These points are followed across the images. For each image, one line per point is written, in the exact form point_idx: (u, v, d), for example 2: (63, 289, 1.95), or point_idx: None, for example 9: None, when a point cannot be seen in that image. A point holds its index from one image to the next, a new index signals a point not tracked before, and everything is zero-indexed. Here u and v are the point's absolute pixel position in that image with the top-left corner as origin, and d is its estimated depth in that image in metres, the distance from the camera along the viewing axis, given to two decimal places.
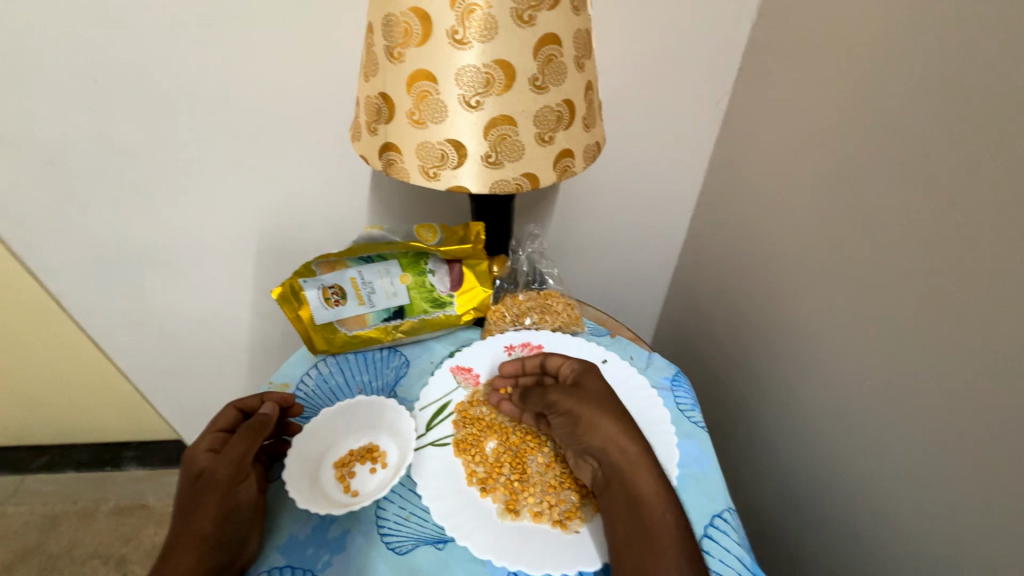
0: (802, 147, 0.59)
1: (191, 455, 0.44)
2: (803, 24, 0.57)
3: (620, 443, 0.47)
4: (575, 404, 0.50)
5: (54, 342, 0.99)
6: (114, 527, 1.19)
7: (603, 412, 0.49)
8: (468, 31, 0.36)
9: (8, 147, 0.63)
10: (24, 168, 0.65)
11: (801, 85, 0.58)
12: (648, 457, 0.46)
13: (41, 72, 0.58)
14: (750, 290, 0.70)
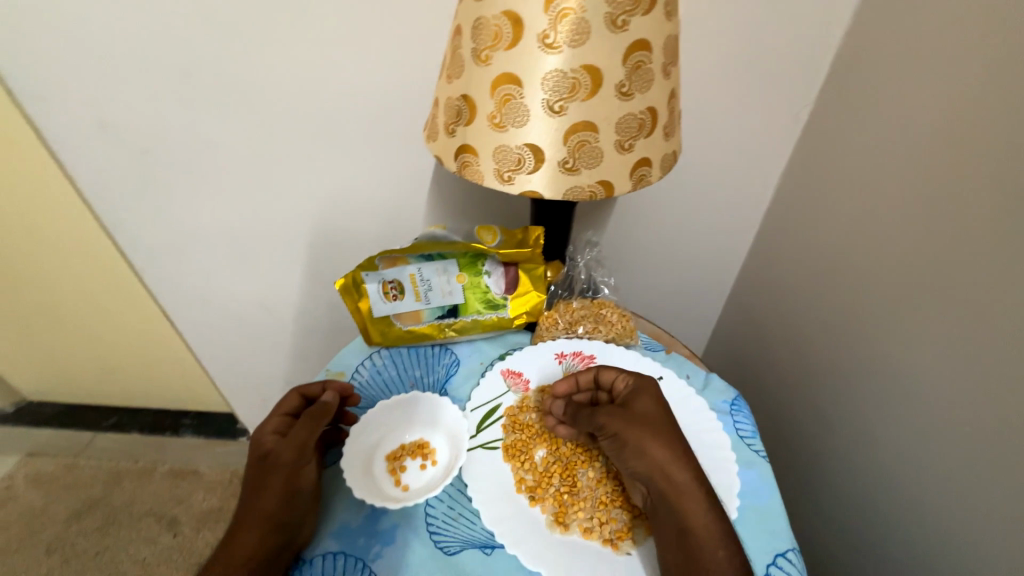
0: (903, 166, 0.54)
1: (260, 436, 0.47)
2: (910, 34, 0.53)
3: (668, 471, 0.44)
4: (621, 426, 0.47)
5: (133, 312, 1.07)
6: (170, 488, 1.28)
7: (650, 437, 0.46)
8: (559, 35, 0.36)
9: (111, 133, 0.69)
10: (124, 153, 0.71)
11: (905, 100, 0.54)
12: (701, 488, 0.43)
13: (146, 66, 0.63)
14: (828, 315, 0.66)
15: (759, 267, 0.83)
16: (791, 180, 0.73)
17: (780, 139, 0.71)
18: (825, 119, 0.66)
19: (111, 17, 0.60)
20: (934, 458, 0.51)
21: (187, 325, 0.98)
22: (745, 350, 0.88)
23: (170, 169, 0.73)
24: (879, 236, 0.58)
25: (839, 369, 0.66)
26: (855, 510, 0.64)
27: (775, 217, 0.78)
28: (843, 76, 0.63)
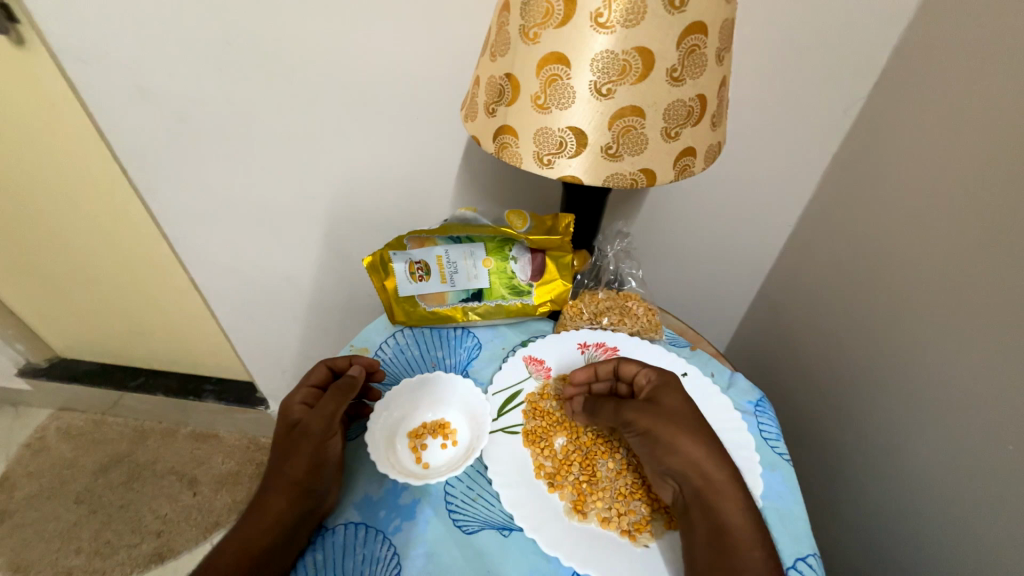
0: (964, 170, 0.51)
1: (288, 406, 0.48)
2: (977, 28, 0.50)
3: (704, 469, 0.43)
4: (652, 421, 0.46)
5: (161, 278, 1.10)
6: (191, 449, 1.33)
7: (686, 435, 0.45)
8: (613, 14, 0.35)
9: (148, 100, 0.70)
10: (160, 121, 0.73)
11: (969, 99, 0.51)
12: (736, 487, 0.43)
13: (183, 34, 0.64)
14: (870, 319, 0.64)
15: (791, 268, 0.80)
16: (832, 180, 0.70)
17: (825, 137, 0.68)
18: (876, 117, 0.63)
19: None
20: (969, 477, 0.50)
21: (214, 294, 1.00)
22: (772, 350, 0.86)
23: (203, 139, 0.74)
24: (926, 243, 0.56)
25: (868, 377, 0.64)
26: (874, 520, 0.63)
27: (812, 217, 0.75)
28: (900, 72, 0.59)
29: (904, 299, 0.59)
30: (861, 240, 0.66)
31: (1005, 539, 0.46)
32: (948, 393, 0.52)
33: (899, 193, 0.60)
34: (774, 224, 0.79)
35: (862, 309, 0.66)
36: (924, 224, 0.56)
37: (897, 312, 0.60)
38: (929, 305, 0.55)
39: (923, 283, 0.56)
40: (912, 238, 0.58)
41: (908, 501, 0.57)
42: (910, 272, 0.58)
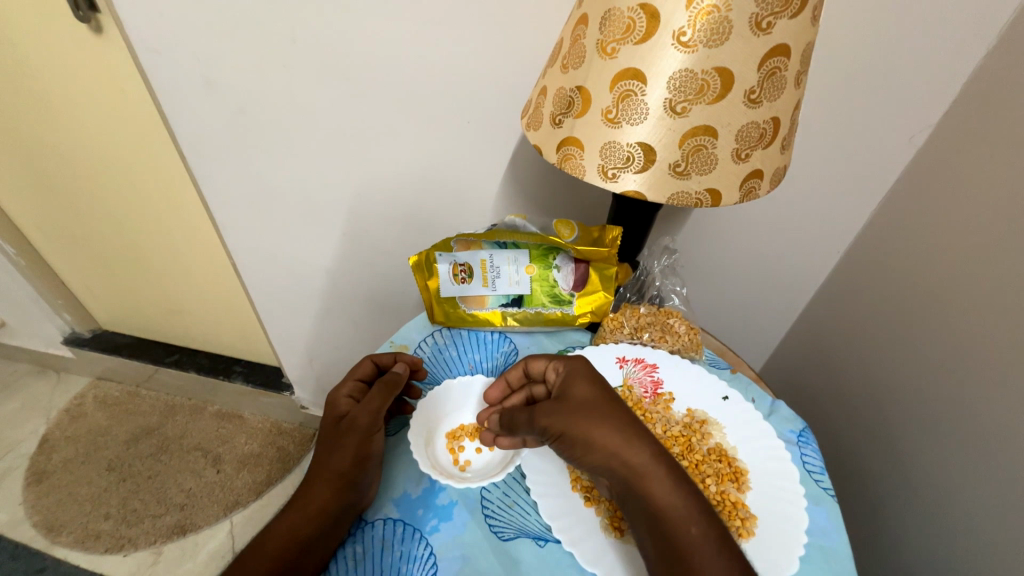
0: None
1: (334, 398, 0.49)
2: None
3: (627, 454, 0.41)
4: (564, 413, 0.44)
5: (204, 260, 1.14)
6: (217, 427, 1.38)
7: (596, 424, 0.43)
8: (697, 33, 0.34)
9: (210, 93, 0.73)
10: (220, 113, 0.76)
11: None
12: (663, 466, 0.41)
13: (248, 32, 0.66)
14: (923, 358, 0.62)
15: (838, 296, 0.78)
16: (890, 208, 0.68)
17: (886, 163, 0.65)
18: (945, 146, 0.59)
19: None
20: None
21: (253, 280, 1.03)
22: (814, 380, 0.83)
23: (256, 130, 0.77)
24: (997, 283, 0.53)
25: (920, 417, 0.61)
26: (927, 568, 0.59)
27: (865, 245, 0.72)
28: (974, 101, 0.56)
29: (964, 339, 0.56)
30: (921, 273, 0.63)
31: None
32: (1010, 445, 0.49)
33: (969, 228, 0.57)
34: (825, 249, 0.76)
35: (917, 345, 0.63)
36: (996, 263, 0.53)
37: (956, 352, 0.57)
38: (995, 349, 0.52)
39: (990, 325, 0.53)
40: (981, 277, 0.55)
41: (962, 551, 0.54)
42: (975, 312, 0.55)
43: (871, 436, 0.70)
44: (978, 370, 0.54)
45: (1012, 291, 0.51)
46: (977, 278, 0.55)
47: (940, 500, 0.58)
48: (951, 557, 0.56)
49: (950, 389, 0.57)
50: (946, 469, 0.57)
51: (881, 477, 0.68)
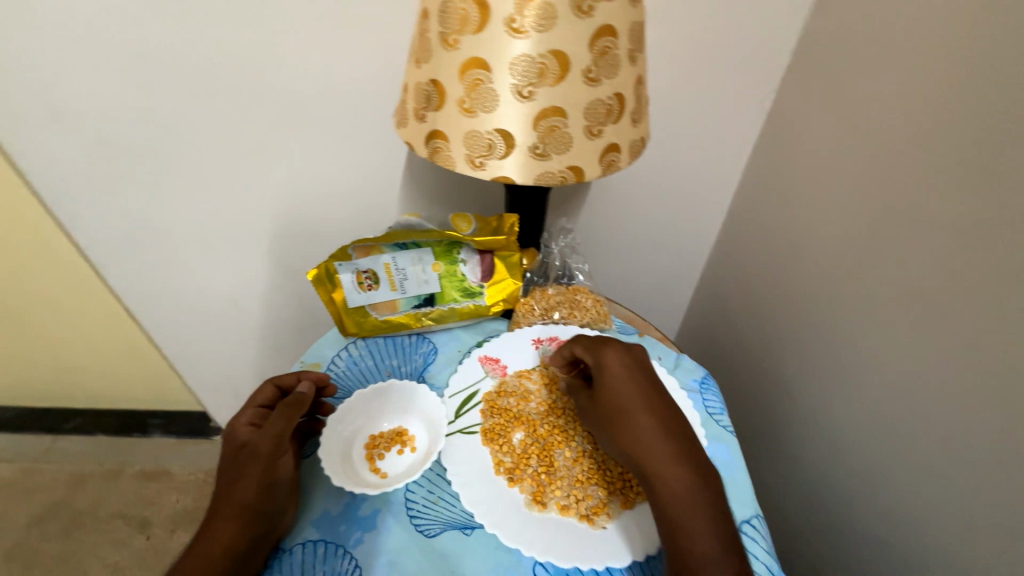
0: (856, 154, 0.58)
1: (232, 429, 0.46)
2: (853, 29, 0.58)
3: (661, 440, 0.44)
4: (610, 392, 0.48)
5: (93, 308, 1.03)
6: (137, 489, 1.21)
7: (639, 406, 0.46)
8: (525, 19, 0.36)
9: (62, 123, 0.66)
10: (77, 145, 0.68)
11: (852, 90, 0.58)
12: (679, 468, 0.43)
13: (99, 54, 0.61)
14: (789, 298, 0.70)
15: (726, 254, 0.85)
16: (755, 168, 0.76)
17: (743, 127, 0.73)
18: (786, 108, 0.69)
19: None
20: (883, 430, 0.55)
21: (151, 322, 0.94)
22: (713, 335, 0.91)
23: (121, 154, 0.70)
24: (836, 217, 0.61)
25: (795, 351, 0.69)
26: (813, 483, 0.67)
27: (741, 203, 0.80)
28: (801, 67, 0.66)
29: (818, 275, 0.64)
30: (782, 220, 0.71)
31: (918, 482, 0.51)
32: (861, 363, 0.57)
33: (811, 176, 0.65)
34: (709, 213, 0.84)
35: (784, 286, 0.71)
36: (834, 206, 0.61)
37: (814, 289, 0.65)
38: (840, 278, 0.60)
39: (835, 259, 0.61)
40: (824, 219, 0.63)
41: (834, 460, 0.62)
42: (823, 250, 0.63)
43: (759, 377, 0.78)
44: (829, 300, 0.62)
45: (849, 224, 0.59)
46: (822, 220, 0.63)
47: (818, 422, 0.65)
48: (830, 464, 0.63)
49: (812, 315, 0.65)
50: (819, 392, 0.65)
51: (772, 409, 0.75)
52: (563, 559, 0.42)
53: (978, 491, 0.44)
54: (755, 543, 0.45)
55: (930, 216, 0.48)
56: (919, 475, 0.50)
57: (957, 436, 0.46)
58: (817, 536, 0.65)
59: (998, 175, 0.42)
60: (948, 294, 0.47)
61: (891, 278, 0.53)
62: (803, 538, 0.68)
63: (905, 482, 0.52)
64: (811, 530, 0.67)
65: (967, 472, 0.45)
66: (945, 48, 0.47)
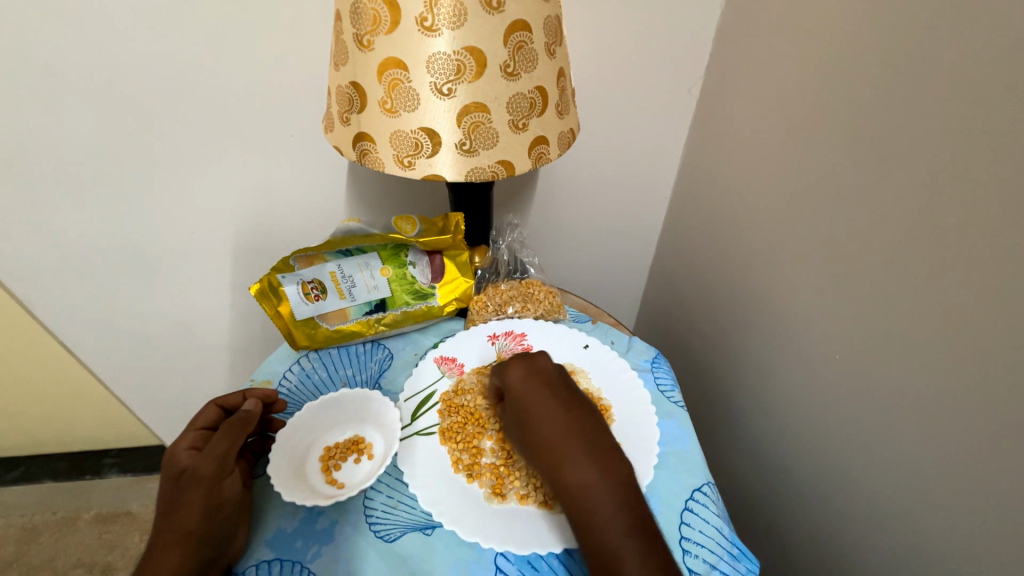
0: (768, 134, 0.62)
1: (172, 454, 0.44)
2: (758, 17, 0.62)
3: (564, 442, 0.44)
4: (516, 405, 0.48)
5: (24, 344, 0.95)
6: (97, 535, 1.10)
7: (541, 414, 0.46)
8: (437, 17, 0.37)
9: None
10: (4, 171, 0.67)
11: (760, 74, 0.62)
12: (598, 480, 0.42)
13: (19, 77, 0.60)
14: (723, 274, 0.74)
15: (671, 238, 0.89)
16: (690, 153, 0.80)
17: (673, 115, 0.77)
18: (710, 95, 0.73)
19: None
20: (802, 389, 0.59)
21: (93, 353, 0.90)
22: (665, 317, 0.94)
23: (59, 175, 0.68)
24: (759, 194, 0.64)
25: (732, 324, 0.73)
26: (754, 448, 0.71)
27: (681, 188, 0.84)
28: (719, 55, 0.70)
29: (745, 250, 0.68)
30: (715, 201, 0.74)
31: (835, 438, 0.54)
32: (782, 326, 0.62)
33: (733, 158, 0.69)
34: (652, 199, 0.87)
35: (719, 263, 0.75)
36: (754, 184, 0.65)
37: (743, 262, 0.69)
38: (763, 251, 0.64)
39: (759, 233, 0.65)
40: (747, 198, 0.67)
41: (769, 425, 0.66)
42: (749, 226, 0.67)
43: (703, 351, 0.82)
44: (756, 273, 0.66)
45: (767, 200, 0.63)
46: (745, 199, 0.67)
47: (752, 389, 0.69)
48: (770, 432, 0.66)
49: (745, 289, 0.69)
50: (752, 360, 0.69)
51: (718, 383, 0.78)
52: (522, 547, 0.43)
53: (888, 443, 0.47)
54: (705, 508, 0.47)
55: (833, 188, 0.51)
56: (834, 429, 0.54)
57: (868, 395, 0.49)
58: (766, 499, 0.69)
59: (880, 146, 0.45)
60: (850, 260, 0.50)
61: (806, 247, 0.56)
62: (755, 503, 0.72)
63: (831, 442, 0.55)
64: (760, 494, 0.70)
65: (878, 427, 0.48)
66: (833, 31, 0.50)
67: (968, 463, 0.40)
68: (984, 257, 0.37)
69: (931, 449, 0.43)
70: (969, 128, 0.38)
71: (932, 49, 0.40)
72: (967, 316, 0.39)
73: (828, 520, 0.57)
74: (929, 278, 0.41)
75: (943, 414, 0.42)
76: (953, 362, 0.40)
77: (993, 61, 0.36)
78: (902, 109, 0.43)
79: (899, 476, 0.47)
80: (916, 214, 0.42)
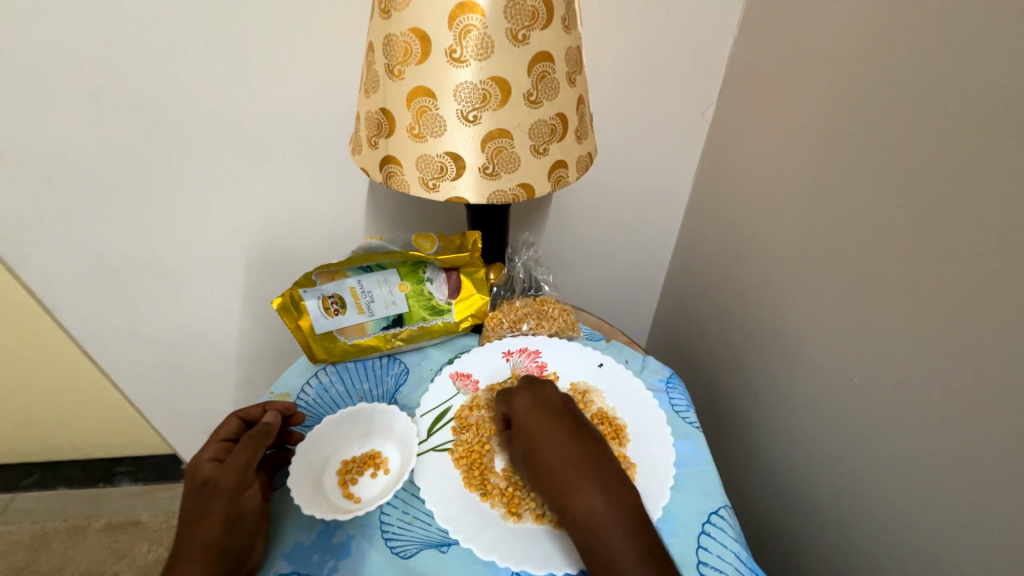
0: (781, 158, 0.63)
1: (195, 465, 0.46)
2: (771, 45, 0.63)
3: (569, 465, 0.44)
4: (522, 430, 0.48)
5: (48, 350, 0.98)
6: (106, 544, 1.11)
7: (550, 442, 0.46)
8: (465, 50, 0.39)
9: (29, 165, 0.68)
10: (44, 185, 0.70)
11: (772, 100, 0.64)
12: (610, 507, 0.42)
13: (64, 97, 0.64)
14: (737, 294, 0.74)
15: (684, 257, 0.89)
16: (703, 174, 0.81)
17: (687, 137, 0.79)
18: (724, 118, 0.74)
19: (34, 29, 0.59)
20: (817, 413, 0.58)
21: (115, 360, 0.92)
22: (678, 336, 0.94)
23: (94, 188, 0.71)
24: (772, 216, 0.65)
25: (745, 344, 0.73)
26: (768, 472, 0.70)
27: (695, 208, 0.84)
28: (733, 80, 0.71)
29: (759, 270, 0.68)
30: (728, 221, 0.75)
31: (852, 464, 0.53)
32: (795, 349, 0.62)
33: (747, 180, 0.70)
34: (666, 218, 0.88)
35: (732, 283, 0.75)
36: (768, 206, 0.66)
37: (756, 283, 0.69)
38: (777, 273, 0.64)
39: (772, 254, 0.65)
40: (761, 219, 0.67)
41: (785, 449, 0.65)
42: (762, 247, 0.67)
43: (716, 372, 0.81)
44: (770, 294, 0.66)
45: (781, 222, 0.63)
46: (758, 220, 0.68)
47: (766, 411, 0.69)
48: (785, 454, 0.65)
49: (758, 309, 0.69)
50: (766, 381, 0.68)
51: (731, 403, 0.78)
52: (537, 567, 0.43)
53: (904, 469, 0.47)
54: (723, 532, 0.46)
55: (845, 210, 0.52)
56: (851, 455, 0.53)
57: (883, 418, 0.49)
58: (781, 525, 0.68)
59: (894, 171, 0.46)
60: (865, 284, 0.50)
61: (819, 270, 0.57)
62: (771, 529, 0.70)
63: (846, 466, 0.54)
64: (775, 520, 0.69)
65: (895, 453, 0.48)
66: (845, 60, 0.52)
67: (986, 491, 0.39)
68: (998, 284, 0.37)
69: (948, 476, 0.42)
70: (979, 156, 0.38)
71: (944, 79, 0.41)
72: (983, 341, 0.39)
73: (846, 548, 0.55)
74: (944, 303, 0.42)
75: (960, 441, 0.41)
76: (969, 388, 0.40)
77: (1003, 92, 0.36)
78: (914, 137, 0.44)
79: (919, 506, 0.46)
80: (930, 239, 0.43)
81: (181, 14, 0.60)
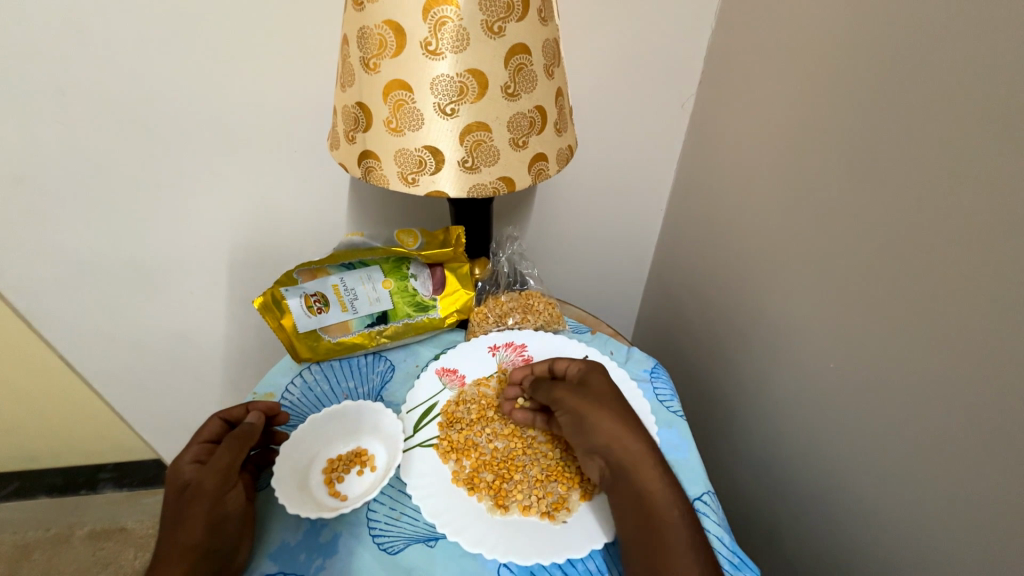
0: (760, 148, 0.63)
1: (175, 468, 0.45)
2: (750, 34, 0.64)
3: (625, 416, 0.48)
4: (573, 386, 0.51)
5: (23, 355, 0.95)
6: (91, 552, 1.09)
7: (605, 394, 0.50)
8: (441, 41, 0.39)
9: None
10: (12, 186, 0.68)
11: (751, 90, 0.64)
12: (655, 457, 0.45)
13: (30, 94, 0.61)
14: (718, 284, 0.75)
15: (667, 248, 0.90)
16: (684, 166, 0.82)
17: (668, 128, 0.79)
18: (704, 108, 0.75)
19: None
20: (796, 397, 0.60)
21: (92, 364, 0.89)
22: (662, 327, 0.95)
23: (67, 189, 0.69)
24: (751, 206, 0.66)
25: (727, 333, 0.74)
26: (750, 457, 0.71)
27: (677, 199, 0.85)
28: (713, 70, 0.72)
29: (739, 260, 0.69)
30: (709, 212, 0.76)
31: (830, 446, 0.55)
32: (775, 336, 0.63)
33: (727, 171, 0.71)
34: (648, 210, 0.89)
35: (714, 273, 0.76)
36: (748, 196, 0.67)
37: (738, 273, 0.70)
38: (757, 261, 0.65)
39: (752, 243, 0.66)
40: (741, 209, 0.68)
41: (766, 434, 0.66)
42: (743, 236, 0.68)
43: (699, 362, 0.83)
44: (750, 283, 0.67)
45: (762, 211, 0.64)
46: (739, 210, 0.69)
47: (749, 398, 0.70)
48: (766, 439, 0.67)
49: (740, 298, 0.70)
50: (747, 369, 0.69)
51: (714, 391, 0.79)
52: (523, 558, 0.43)
53: (883, 450, 0.48)
54: (706, 517, 0.47)
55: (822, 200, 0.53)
56: (831, 438, 0.55)
57: (862, 402, 0.50)
58: (763, 509, 0.69)
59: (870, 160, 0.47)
60: (842, 272, 0.51)
61: (797, 258, 0.58)
62: (753, 512, 0.72)
63: (827, 450, 0.56)
64: (758, 504, 0.70)
65: (873, 435, 0.49)
66: (822, 48, 0.52)
67: (960, 468, 0.41)
68: (971, 267, 0.39)
69: (924, 454, 0.44)
70: (952, 144, 0.39)
71: (919, 67, 0.42)
72: (956, 323, 0.40)
73: (825, 528, 0.57)
74: (918, 288, 0.43)
75: (936, 421, 0.42)
76: (944, 369, 0.41)
77: (980, 83, 0.37)
78: (890, 126, 0.45)
79: (895, 485, 0.47)
80: (904, 226, 0.44)
81: (152, 10, 0.58)
